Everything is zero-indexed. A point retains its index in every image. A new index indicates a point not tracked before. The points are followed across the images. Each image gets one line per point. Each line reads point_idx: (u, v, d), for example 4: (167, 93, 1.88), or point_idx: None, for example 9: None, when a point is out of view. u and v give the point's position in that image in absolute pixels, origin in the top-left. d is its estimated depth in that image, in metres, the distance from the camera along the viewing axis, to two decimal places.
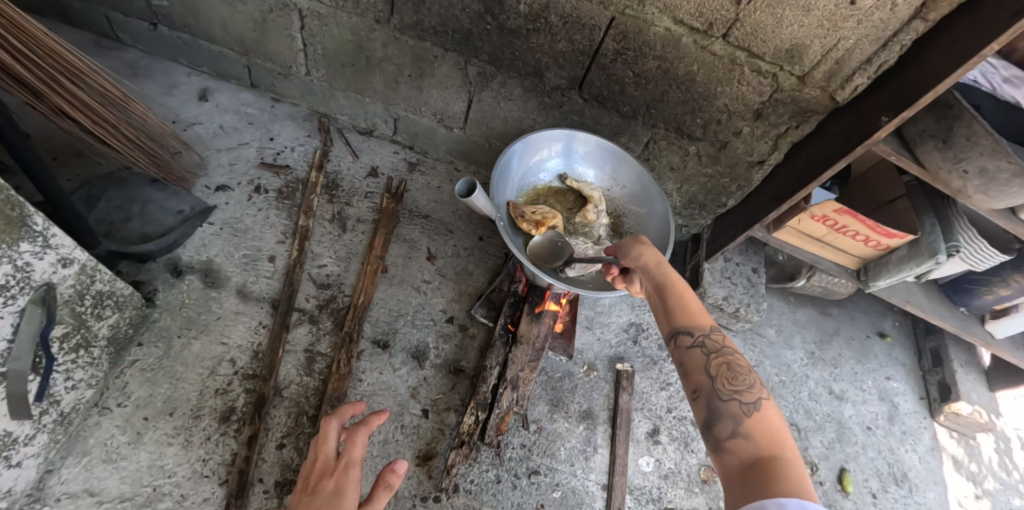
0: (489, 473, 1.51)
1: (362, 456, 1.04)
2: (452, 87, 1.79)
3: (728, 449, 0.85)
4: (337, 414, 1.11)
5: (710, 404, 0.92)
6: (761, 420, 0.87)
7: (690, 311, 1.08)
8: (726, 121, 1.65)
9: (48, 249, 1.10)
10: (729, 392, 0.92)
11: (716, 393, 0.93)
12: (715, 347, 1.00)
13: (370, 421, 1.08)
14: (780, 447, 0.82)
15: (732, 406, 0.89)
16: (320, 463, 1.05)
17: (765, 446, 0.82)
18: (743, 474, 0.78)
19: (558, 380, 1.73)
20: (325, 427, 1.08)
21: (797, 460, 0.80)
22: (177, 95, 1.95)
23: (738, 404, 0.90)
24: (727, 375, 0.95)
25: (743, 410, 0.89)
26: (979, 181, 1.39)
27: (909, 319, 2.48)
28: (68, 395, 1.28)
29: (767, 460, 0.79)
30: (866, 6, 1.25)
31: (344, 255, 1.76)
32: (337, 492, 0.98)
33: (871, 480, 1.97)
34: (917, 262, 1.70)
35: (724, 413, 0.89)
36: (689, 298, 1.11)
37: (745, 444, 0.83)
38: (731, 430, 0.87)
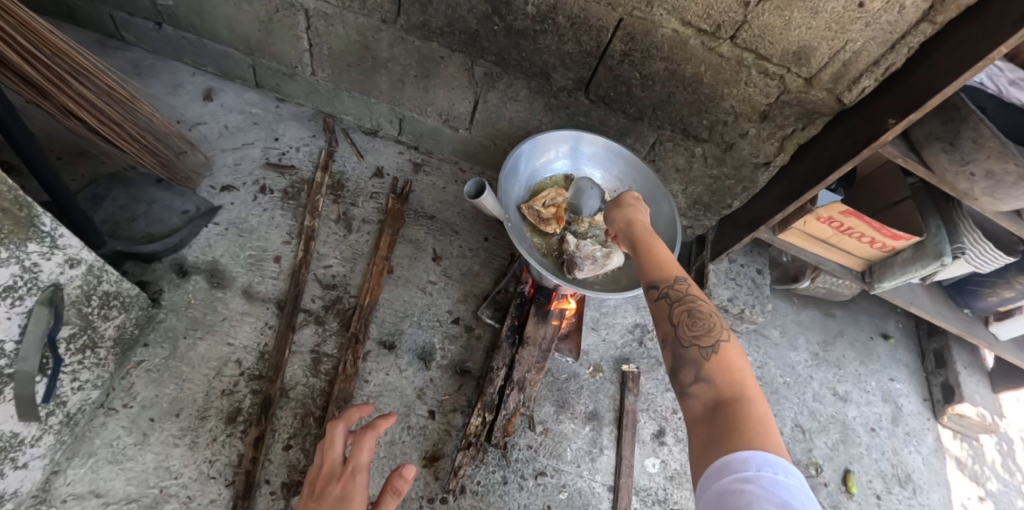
0: (495, 474, 1.51)
1: (369, 461, 1.04)
2: (459, 88, 1.79)
3: (692, 394, 0.82)
4: (343, 418, 1.11)
5: (674, 353, 0.89)
6: (724, 364, 0.83)
7: (654, 261, 1.03)
8: (732, 123, 1.65)
9: (56, 250, 1.10)
10: (691, 337, 0.88)
11: (679, 340, 0.89)
12: (678, 294, 0.94)
13: (377, 425, 1.08)
14: (743, 390, 0.79)
15: (694, 352, 0.86)
16: (327, 467, 1.05)
17: (727, 391, 0.79)
18: (705, 423, 0.76)
19: (564, 381, 1.72)
20: (331, 431, 1.08)
21: (761, 400, 0.77)
22: (181, 95, 1.95)
23: (700, 350, 0.86)
24: (689, 320, 0.90)
25: (705, 354, 0.85)
26: (986, 183, 1.39)
27: (912, 320, 2.48)
28: (74, 395, 1.28)
29: (729, 407, 0.76)
30: (874, 9, 1.25)
31: (349, 256, 1.76)
32: (343, 497, 0.98)
33: (874, 481, 1.97)
34: (923, 263, 1.70)
35: (687, 361, 0.86)
36: (655, 249, 1.05)
37: (708, 391, 0.81)
38: (694, 377, 0.84)
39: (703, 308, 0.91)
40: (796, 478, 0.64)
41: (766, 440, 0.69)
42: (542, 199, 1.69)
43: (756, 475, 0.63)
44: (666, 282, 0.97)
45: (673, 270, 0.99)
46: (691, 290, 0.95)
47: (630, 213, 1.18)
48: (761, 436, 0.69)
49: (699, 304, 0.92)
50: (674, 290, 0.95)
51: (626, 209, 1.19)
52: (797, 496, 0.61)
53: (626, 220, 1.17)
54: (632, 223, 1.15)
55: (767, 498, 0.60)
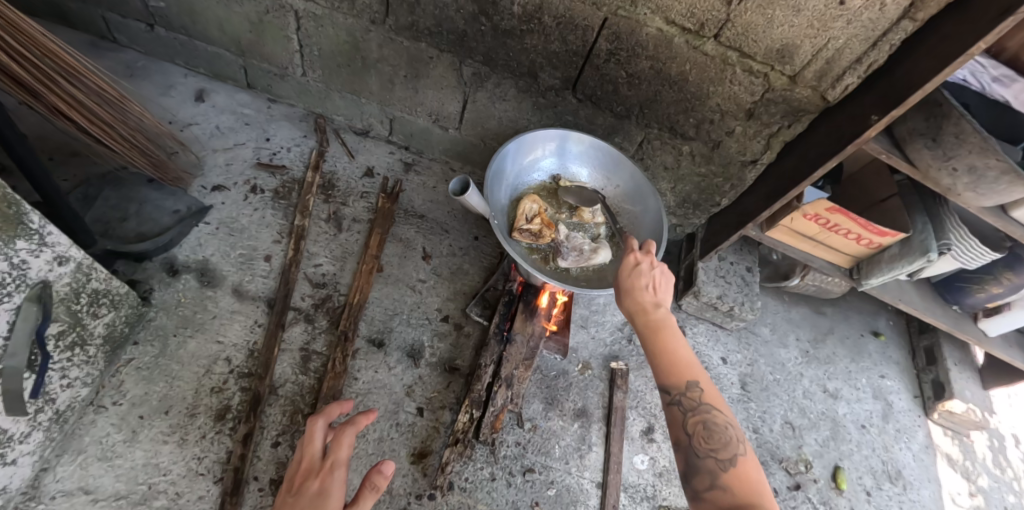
0: (484, 471, 1.52)
1: (348, 457, 1.04)
2: (448, 88, 1.80)
3: (707, 500, 0.94)
4: (324, 413, 1.10)
5: (688, 458, 0.99)
6: (740, 474, 0.95)
7: (666, 355, 1.08)
8: (718, 121, 1.67)
9: (44, 247, 1.11)
10: (706, 449, 0.98)
11: (693, 449, 0.99)
12: (692, 403, 1.03)
13: (358, 421, 1.08)
14: (755, 495, 0.91)
15: (711, 464, 0.96)
16: (306, 462, 1.05)
17: (742, 497, 0.91)
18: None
19: (553, 378, 1.73)
20: (311, 426, 1.08)
21: (771, 503, 0.90)
22: (173, 96, 1.96)
23: (716, 461, 0.97)
24: (704, 431, 1.00)
25: (720, 466, 0.96)
26: (968, 178, 1.41)
27: (902, 318, 2.49)
28: (64, 393, 1.29)
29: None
30: (854, 6, 1.26)
31: (339, 255, 1.77)
32: (320, 494, 0.99)
33: (865, 477, 1.98)
34: (909, 260, 1.71)
35: (702, 471, 0.96)
36: (666, 340, 1.10)
37: (723, 497, 0.92)
38: (710, 483, 0.95)
39: (714, 417, 1.01)
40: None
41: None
42: (522, 219, 1.63)
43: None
44: (679, 389, 1.05)
45: (683, 371, 1.07)
46: (701, 394, 1.04)
47: (632, 283, 1.17)
48: None
49: (711, 411, 1.02)
50: (687, 399, 1.04)
51: (631, 284, 1.18)
52: None
53: (629, 293, 1.18)
54: (637, 295, 1.16)
55: None
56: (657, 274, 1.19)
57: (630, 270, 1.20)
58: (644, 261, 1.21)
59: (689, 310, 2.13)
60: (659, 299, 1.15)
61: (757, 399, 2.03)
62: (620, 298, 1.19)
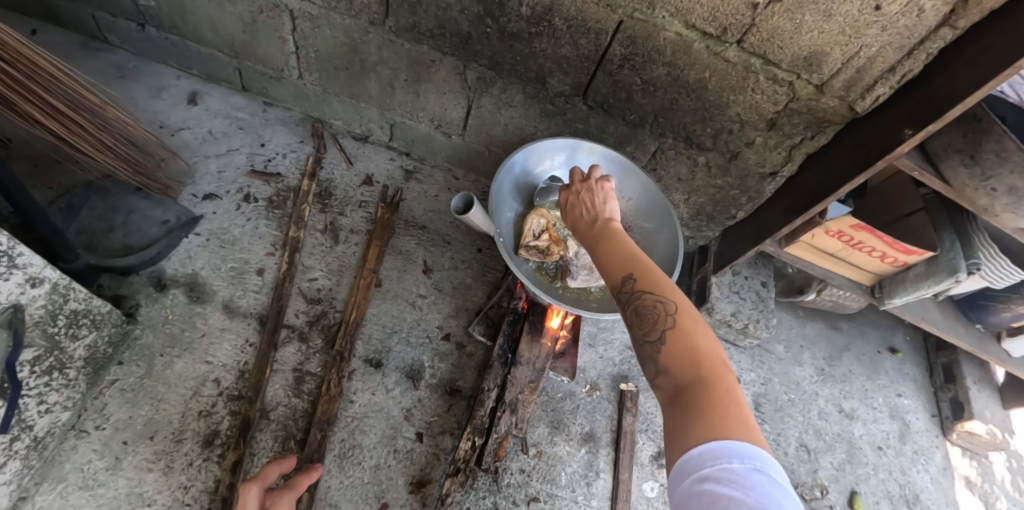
0: (486, 500, 1.44)
1: None
2: (450, 93, 1.71)
3: (659, 391, 0.78)
4: (259, 478, 1.11)
5: (637, 351, 0.84)
6: (675, 350, 0.77)
7: (604, 265, 0.96)
8: (737, 131, 1.57)
9: (14, 269, 1.03)
10: (641, 334, 0.82)
11: (634, 340, 0.84)
12: (624, 295, 0.88)
13: (298, 484, 1.16)
14: (697, 369, 0.73)
15: (648, 349, 0.80)
16: None
17: (682, 376, 0.73)
18: (668, 421, 0.72)
19: (559, 400, 1.65)
20: (245, 492, 1.07)
21: (718, 373, 0.72)
22: (165, 99, 1.87)
23: (653, 344, 0.80)
24: (636, 317, 0.84)
25: (657, 347, 0.79)
26: (1007, 199, 1.32)
27: (920, 333, 2.40)
28: (42, 419, 1.21)
29: (685, 396, 0.71)
30: (891, 12, 1.16)
31: (336, 269, 1.68)
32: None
33: (882, 503, 1.90)
34: (936, 280, 1.63)
35: (647, 358, 0.81)
36: (606, 246, 1.02)
37: (669, 382, 0.76)
38: (655, 371, 0.79)
39: (644, 298, 0.84)
40: (774, 469, 0.59)
41: (720, 430, 0.64)
42: (529, 234, 1.54)
43: (711, 472, 0.59)
44: (616, 286, 0.92)
45: (619, 267, 0.94)
46: (633, 281, 0.88)
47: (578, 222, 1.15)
48: (712, 428, 0.64)
49: (643, 293, 0.85)
50: (621, 292, 0.89)
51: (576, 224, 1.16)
52: (754, 481, 0.57)
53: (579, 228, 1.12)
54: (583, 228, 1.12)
55: (725, 493, 0.56)
56: (596, 201, 1.18)
57: (570, 201, 1.23)
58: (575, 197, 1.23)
59: None
60: (600, 218, 1.12)
61: (771, 421, 1.94)
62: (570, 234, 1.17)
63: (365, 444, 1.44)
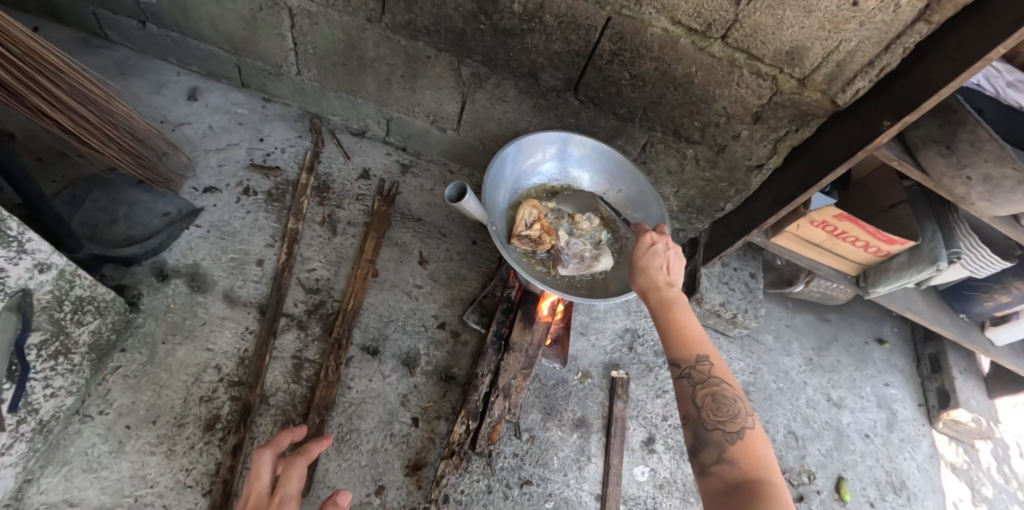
0: (480, 483, 1.48)
1: (298, 491, 0.99)
2: (446, 88, 1.75)
3: (715, 474, 0.90)
4: (271, 445, 1.07)
5: (696, 431, 0.96)
6: (748, 447, 0.91)
7: (676, 334, 1.08)
8: (724, 125, 1.62)
9: (23, 254, 1.06)
10: (715, 422, 0.95)
11: (702, 422, 0.96)
12: (701, 376, 1.00)
13: (309, 452, 1.07)
14: (765, 469, 0.87)
15: (718, 435, 0.93)
16: (253, 498, 0.99)
17: (750, 469, 0.87)
18: (725, 502, 0.84)
19: (551, 387, 1.69)
20: (258, 458, 1.02)
21: (780, 478, 0.87)
22: (165, 95, 1.91)
23: (723, 432, 0.93)
24: (712, 402, 0.97)
25: (728, 438, 0.92)
26: (983, 188, 1.37)
27: (907, 325, 2.45)
28: (48, 403, 1.25)
29: (753, 483, 0.84)
30: (868, 8, 1.21)
31: (334, 259, 1.72)
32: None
33: (868, 489, 1.95)
34: (918, 269, 1.67)
35: (710, 442, 0.93)
36: (676, 314, 1.10)
37: (731, 471, 0.89)
38: (716, 457, 0.91)
39: (725, 390, 0.98)
40: None
41: None
42: (521, 224, 1.58)
43: None
44: (688, 362, 1.03)
45: (692, 344, 1.05)
46: (711, 367, 1.01)
47: (647, 263, 1.21)
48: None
49: (721, 383, 0.99)
50: (697, 371, 1.01)
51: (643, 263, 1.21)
52: None
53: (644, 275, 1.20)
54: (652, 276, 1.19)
55: None
56: (671, 255, 1.23)
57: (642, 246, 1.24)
58: (662, 242, 1.24)
59: None
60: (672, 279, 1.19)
61: (759, 408, 1.99)
62: (635, 279, 1.20)
63: (362, 428, 1.48)
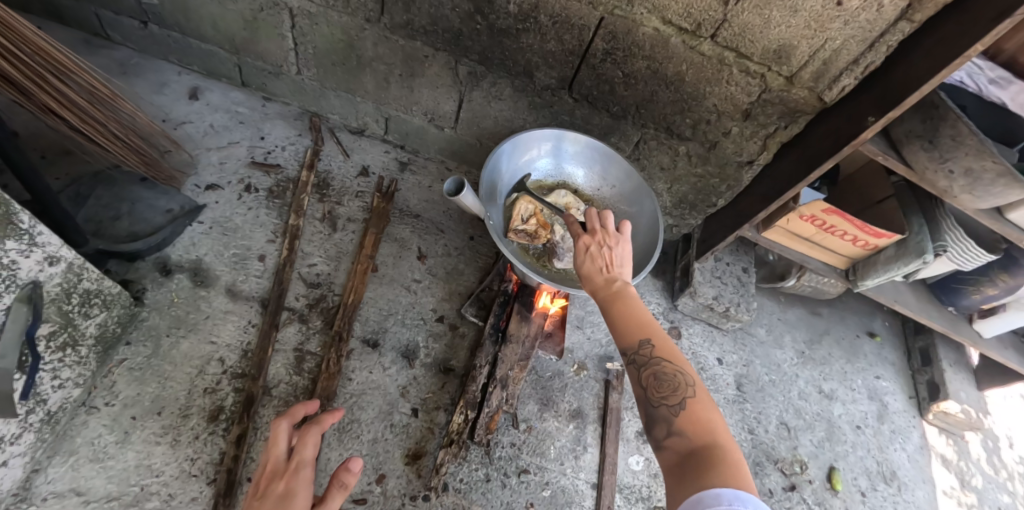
0: (478, 472, 1.52)
1: (315, 456, 0.96)
2: (443, 87, 1.79)
3: (666, 449, 0.86)
4: (288, 414, 1.03)
5: (646, 412, 0.93)
6: (694, 417, 0.87)
7: (618, 320, 1.04)
8: (715, 121, 1.66)
9: (35, 247, 1.09)
10: (660, 398, 0.92)
11: (649, 402, 0.93)
12: (643, 358, 0.97)
13: (323, 421, 1.02)
14: (711, 436, 0.84)
15: (665, 411, 0.90)
16: (270, 465, 0.97)
17: (698, 439, 0.83)
18: (677, 477, 0.80)
19: (548, 379, 1.73)
20: (275, 427, 0.99)
21: (729, 440, 0.83)
22: (167, 94, 1.95)
23: (670, 408, 0.90)
24: (655, 381, 0.94)
25: (674, 411, 0.89)
26: (965, 181, 1.41)
27: (898, 319, 2.50)
28: (55, 393, 1.28)
29: (700, 453, 0.81)
30: (852, 7, 1.25)
31: (334, 255, 1.76)
32: (286, 496, 0.91)
33: (859, 478, 1.99)
34: (905, 261, 1.71)
35: (659, 420, 0.90)
36: (619, 302, 1.06)
37: (681, 443, 0.85)
38: (666, 432, 0.88)
39: (666, 366, 0.95)
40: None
41: (735, 479, 0.74)
42: (517, 219, 1.62)
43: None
44: (632, 347, 0.99)
45: (635, 329, 1.01)
46: (652, 347, 0.98)
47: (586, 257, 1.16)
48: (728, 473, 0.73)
49: (663, 361, 0.95)
50: (640, 355, 0.97)
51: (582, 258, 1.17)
52: None
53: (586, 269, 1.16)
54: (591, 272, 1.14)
55: None
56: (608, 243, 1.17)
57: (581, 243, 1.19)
58: (595, 239, 1.15)
59: (685, 311, 2.13)
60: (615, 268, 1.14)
61: (753, 400, 2.03)
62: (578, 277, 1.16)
63: (362, 418, 1.51)
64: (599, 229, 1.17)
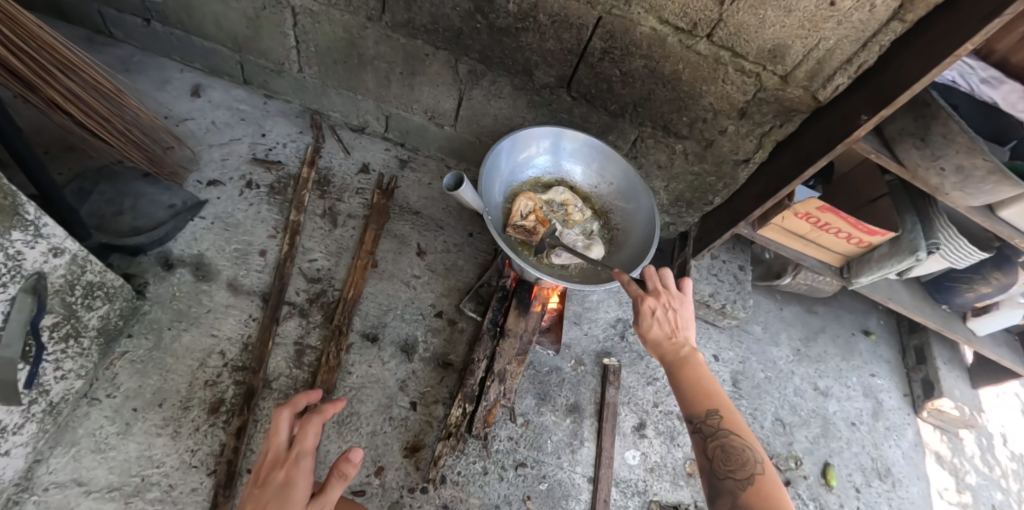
0: (476, 465, 1.53)
1: (315, 446, 0.97)
2: (443, 85, 1.81)
3: None
4: (289, 403, 1.03)
5: (711, 482, 1.02)
6: (760, 492, 0.96)
7: (687, 388, 1.12)
8: (711, 120, 1.68)
9: (40, 238, 1.11)
10: (726, 470, 1.01)
11: (714, 472, 1.02)
12: (712, 430, 1.06)
13: (324, 410, 1.02)
14: None
15: (731, 485, 0.99)
16: (271, 454, 0.98)
17: None
18: None
19: (546, 374, 1.74)
20: (276, 416, 0.99)
21: None
22: (169, 91, 1.97)
23: (736, 482, 0.99)
24: (722, 454, 1.03)
25: (740, 486, 0.98)
26: (956, 178, 1.43)
27: (893, 317, 2.52)
28: (58, 385, 1.29)
29: None
30: (845, 7, 1.28)
31: (335, 250, 1.78)
32: (286, 484, 0.92)
33: (854, 475, 2.00)
34: (898, 258, 1.73)
35: (725, 492, 0.99)
36: (687, 370, 1.13)
37: None
38: (732, 505, 0.97)
39: (734, 440, 1.03)
40: None
41: None
42: (517, 215, 1.64)
43: None
44: (700, 417, 1.08)
45: (704, 399, 1.10)
46: (720, 418, 1.06)
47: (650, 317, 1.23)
48: None
49: (730, 435, 1.04)
50: (708, 425, 1.06)
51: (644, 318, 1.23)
52: None
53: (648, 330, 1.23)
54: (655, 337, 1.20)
55: None
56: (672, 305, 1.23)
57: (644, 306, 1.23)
58: (660, 301, 1.22)
59: None
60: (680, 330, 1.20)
61: (748, 397, 2.04)
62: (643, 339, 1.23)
63: (362, 411, 1.53)
64: (664, 291, 1.23)
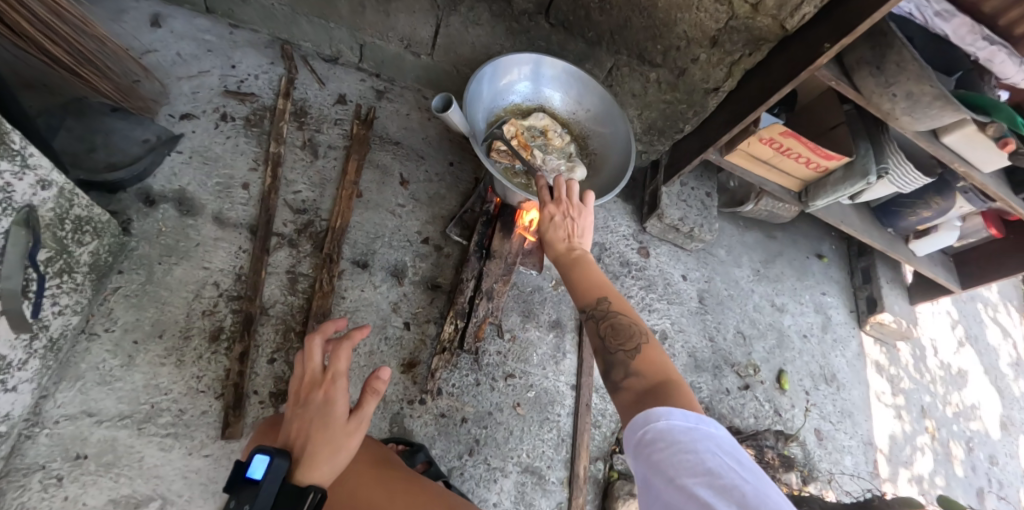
0: (469, 377, 1.66)
1: (349, 368, 1.00)
2: (420, 12, 1.84)
3: (624, 389, 0.84)
4: (320, 329, 1.04)
5: (604, 361, 0.89)
6: (649, 362, 0.85)
7: (579, 281, 1.02)
8: (684, 48, 1.72)
9: (27, 170, 1.08)
10: (616, 345, 0.89)
11: (606, 349, 0.89)
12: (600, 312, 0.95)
13: (353, 335, 1.00)
14: (669, 378, 0.82)
15: (622, 356, 0.87)
16: (307, 376, 1.01)
17: (655, 379, 0.81)
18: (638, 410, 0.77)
19: (528, 293, 1.86)
20: (308, 343, 1.02)
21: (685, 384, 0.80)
22: (126, 22, 1.83)
23: (628, 353, 0.87)
24: (611, 330, 0.91)
25: (630, 356, 0.87)
26: (906, 103, 1.56)
27: (845, 242, 2.73)
28: (56, 320, 1.29)
29: (660, 391, 0.78)
30: None
31: (318, 182, 1.79)
32: (326, 403, 0.96)
33: (805, 379, 2.26)
34: (851, 183, 1.90)
35: (617, 365, 0.87)
36: (578, 267, 1.05)
37: (638, 382, 0.83)
38: (624, 374, 0.85)
39: (622, 318, 0.92)
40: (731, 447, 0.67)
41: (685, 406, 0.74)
42: (501, 140, 1.68)
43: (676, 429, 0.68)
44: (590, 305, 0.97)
45: (595, 290, 0.99)
46: (609, 303, 0.96)
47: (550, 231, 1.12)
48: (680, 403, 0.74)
49: (619, 314, 0.93)
50: (597, 310, 0.95)
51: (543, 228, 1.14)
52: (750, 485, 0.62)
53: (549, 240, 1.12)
54: (553, 242, 1.11)
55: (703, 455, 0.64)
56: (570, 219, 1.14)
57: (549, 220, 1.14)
58: (560, 208, 1.14)
59: (653, 233, 2.26)
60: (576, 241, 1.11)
61: (713, 312, 2.23)
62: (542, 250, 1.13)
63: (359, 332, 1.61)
64: (564, 198, 1.15)
